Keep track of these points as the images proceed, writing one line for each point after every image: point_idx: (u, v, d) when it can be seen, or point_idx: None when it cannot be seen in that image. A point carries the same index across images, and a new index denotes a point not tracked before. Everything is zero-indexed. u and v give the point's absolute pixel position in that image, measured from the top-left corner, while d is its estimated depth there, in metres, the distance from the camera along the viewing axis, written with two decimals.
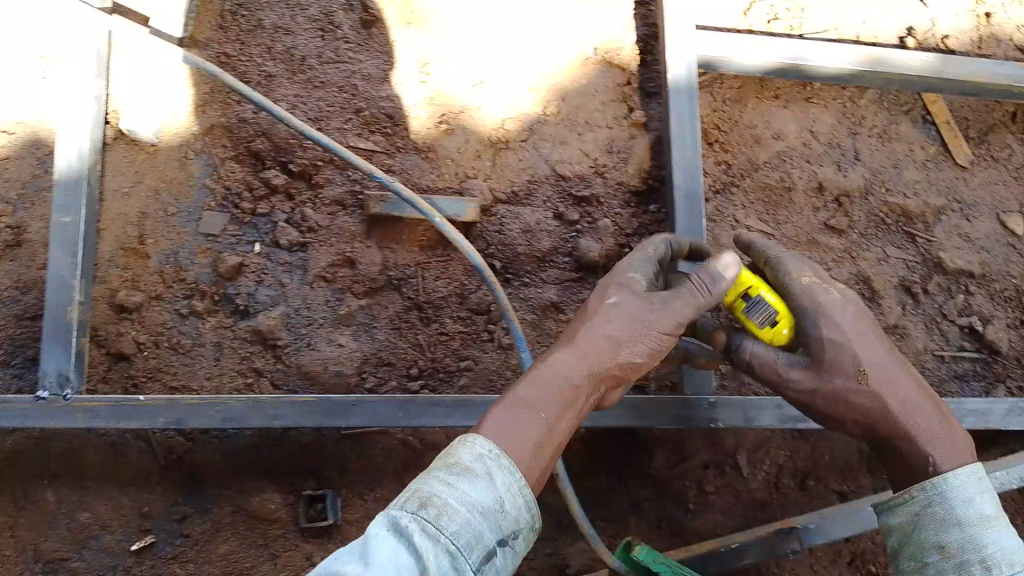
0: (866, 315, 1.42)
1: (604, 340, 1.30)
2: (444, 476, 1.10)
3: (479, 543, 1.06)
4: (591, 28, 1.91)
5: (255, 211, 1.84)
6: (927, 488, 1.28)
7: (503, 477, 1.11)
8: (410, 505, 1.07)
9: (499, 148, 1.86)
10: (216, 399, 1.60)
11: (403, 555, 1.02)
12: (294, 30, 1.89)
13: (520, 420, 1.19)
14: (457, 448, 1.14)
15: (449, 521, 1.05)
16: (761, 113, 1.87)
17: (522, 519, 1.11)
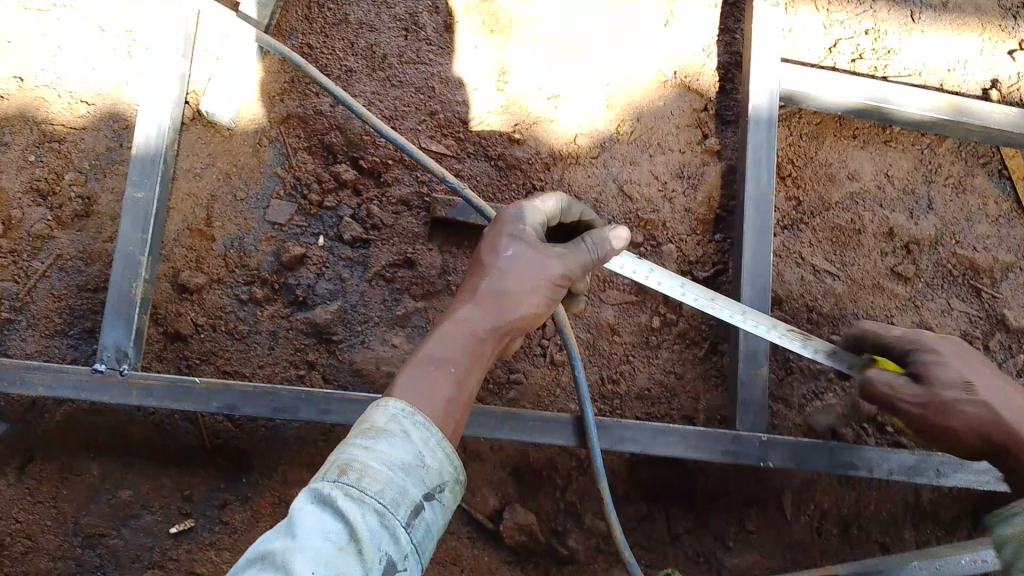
0: (965, 347, 1.46)
1: (510, 295, 1.26)
2: (361, 440, 1.04)
3: (405, 498, 1.01)
4: (672, 50, 1.90)
5: (322, 204, 1.85)
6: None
7: (420, 432, 1.07)
8: (331, 475, 1.01)
9: (568, 162, 1.86)
10: (270, 388, 1.61)
11: (329, 522, 0.96)
12: (378, 27, 1.92)
13: (434, 381, 1.14)
14: (371, 414, 1.08)
15: (371, 482, 0.99)
16: (838, 152, 1.84)
17: (445, 472, 1.07)
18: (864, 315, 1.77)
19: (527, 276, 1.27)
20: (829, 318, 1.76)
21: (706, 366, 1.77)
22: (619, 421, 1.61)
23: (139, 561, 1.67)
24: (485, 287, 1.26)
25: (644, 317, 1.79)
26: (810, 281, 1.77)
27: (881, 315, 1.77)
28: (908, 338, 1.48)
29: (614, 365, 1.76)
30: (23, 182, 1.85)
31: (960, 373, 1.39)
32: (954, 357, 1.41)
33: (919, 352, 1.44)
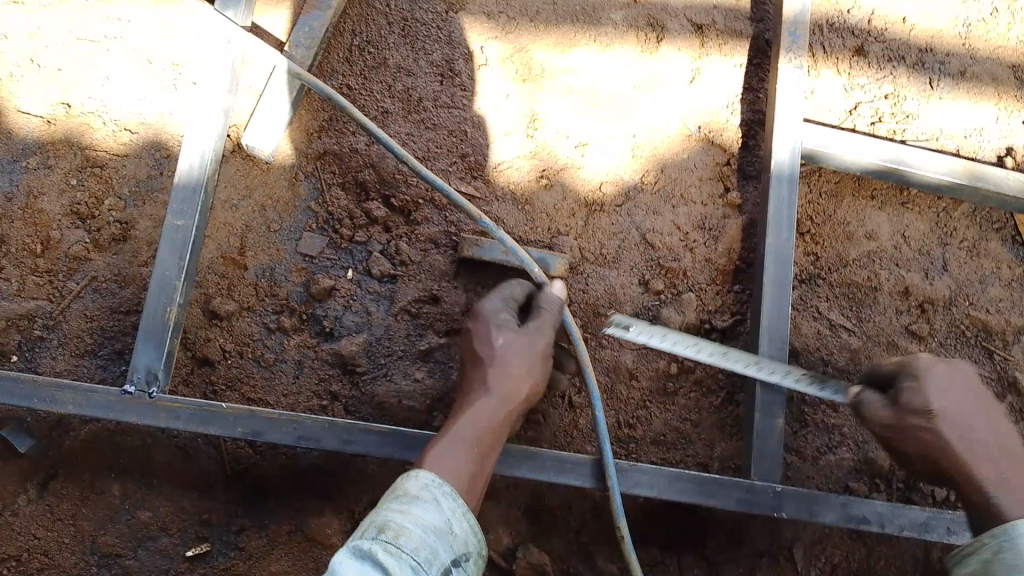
0: (966, 379, 1.44)
1: (508, 375, 1.53)
2: (398, 506, 1.25)
3: (435, 559, 1.19)
4: (698, 107, 1.97)
5: (352, 238, 1.90)
6: (999, 534, 1.23)
7: (448, 501, 1.29)
8: (370, 533, 1.20)
9: (593, 209, 1.91)
10: (295, 417, 1.65)
11: (371, 572, 1.14)
12: (415, 72, 2.00)
13: (455, 458, 1.39)
14: (404, 483, 1.31)
15: (408, 540, 1.19)
16: (856, 211, 1.90)
17: (469, 541, 1.27)
18: None
19: (521, 361, 1.54)
20: (844, 372, 1.79)
21: (723, 415, 1.79)
22: (637, 465, 1.63)
23: None
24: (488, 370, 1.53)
25: (662, 363, 1.81)
26: (827, 335, 1.81)
27: None
28: (904, 359, 1.49)
29: (631, 409, 1.78)
30: (63, 205, 1.90)
31: (932, 401, 1.38)
32: (944, 386, 1.41)
33: (911, 374, 1.45)
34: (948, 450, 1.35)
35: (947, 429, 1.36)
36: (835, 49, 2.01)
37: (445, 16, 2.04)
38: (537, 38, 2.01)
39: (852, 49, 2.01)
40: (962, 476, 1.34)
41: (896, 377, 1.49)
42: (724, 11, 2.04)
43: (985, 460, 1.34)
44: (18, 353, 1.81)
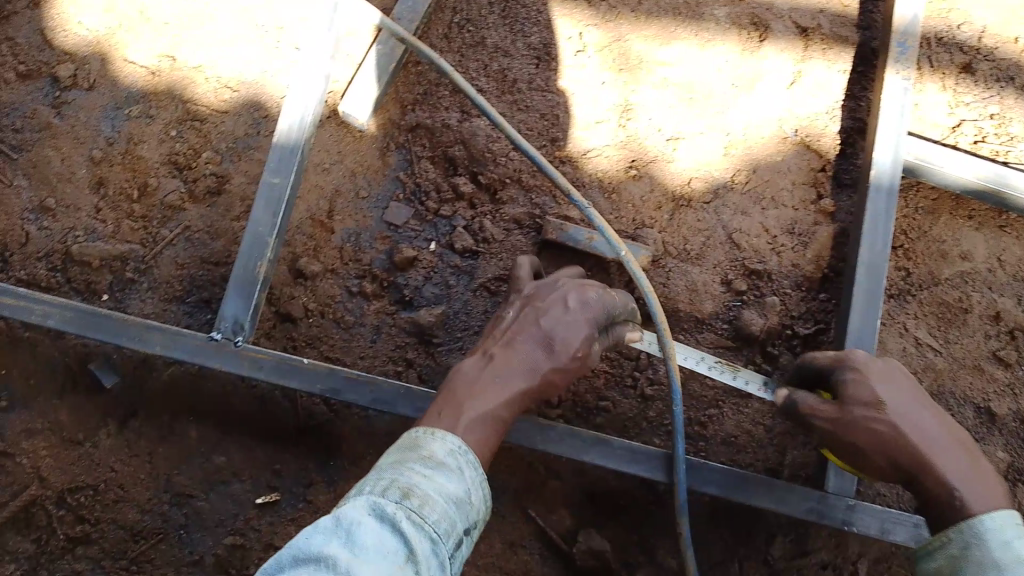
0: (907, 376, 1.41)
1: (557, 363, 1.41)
2: (421, 469, 1.16)
3: (452, 530, 1.12)
4: (794, 110, 1.94)
5: (438, 212, 1.92)
6: (965, 530, 1.22)
7: (471, 473, 1.20)
8: (392, 495, 1.11)
9: (680, 204, 1.90)
10: (372, 379, 1.67)
11: (388, 538, 1.05)
12: (511, 52, 2.02)
13: (482, 427, 1.29)
14: (427, 445, 1.21)
15: (432, 511, 1.10)
16: (952, 230, 1.85)
17: (482, 513, 1.20)
18: (960, 395, 1.75)
19: (579, 337, 1.43)
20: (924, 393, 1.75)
21: (796, 422, 1.76)
22: (709, 464, 1.63)
23: (222, 527, 1.74)
24: (528, 337, 1.42)
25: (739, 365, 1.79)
26: (912, 354, 1.77)
27: (978, 396, 1.75)
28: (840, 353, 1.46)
29: (703, 407, 1.78)
30: (161, 154, 1.96)
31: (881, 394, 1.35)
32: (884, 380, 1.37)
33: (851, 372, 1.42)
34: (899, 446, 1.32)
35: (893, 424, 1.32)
36: (942, 64, 1.97)
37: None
38: (637, 29, 2.01)
39: (959, 65, 1.97)
40: (922, 470, 1.30)
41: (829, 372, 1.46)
42: (830, 16, 2.02)
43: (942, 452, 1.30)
44: (109, 291, 1.86)
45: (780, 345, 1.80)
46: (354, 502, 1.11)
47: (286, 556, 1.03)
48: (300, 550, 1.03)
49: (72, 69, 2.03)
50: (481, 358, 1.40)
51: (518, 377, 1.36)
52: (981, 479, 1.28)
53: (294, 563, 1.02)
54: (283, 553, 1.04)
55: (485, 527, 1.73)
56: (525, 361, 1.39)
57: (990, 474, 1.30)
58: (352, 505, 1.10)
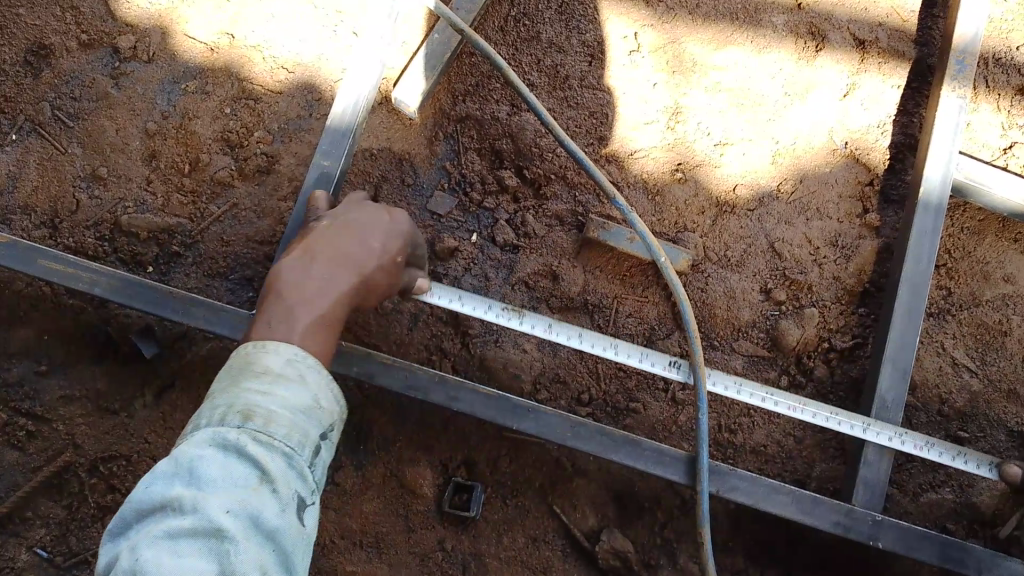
0: None
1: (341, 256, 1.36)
2: (259, 387, 1.10)
3: (306, 439, 1.10)
4: (844, 122, 1.94)
5: (481, 203, 1.93)
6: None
7: (313, 377, 1.17)
8: (232, 420, 1.06)
9: (723, 209, 1.90)
10: (409, 366, 1.69)
11: (236, 466, 1.01)
12: (565, 48, 2.02)
13: (318, 335, 1.24)
14: (259, 358, 1.15)
15: (278, 427, 1.07)
16: (997, 252, 1.84)
17: (336, 412, 1.19)
18: (995, 418, 1.73)
19: (371, 240, 1.39)
20: (960, 413, 1.74)
21: (827, 435, 1.77)
22: (735, 471, 1.63)
23: None
24: (354, 246, 1.37)
25: (773, 374, 1.80)
26: (948, 373, 1.76)
27: (1013, 421, 1.73)
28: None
29: (734, 415, 1.78)
30: (214, 130, 1.98)
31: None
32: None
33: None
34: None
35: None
36: (999, 84, 1.95)
37: None
38: (693, 32, 2.01)
39: (1016, 87, 1.95)
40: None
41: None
42: (888, 29, 2.01)
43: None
44: (155, 264, 1.89)
45: (815, 356, 1.81)
46: (190, 436, 1.05)
47: (128, 510, 0.98)
48: (141, 502, 0.97)
49: (133, 41, 2.05)
50: (303, 261, 1.32)
51: (341, 279, 1.31)
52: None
53: (142, 517, 0.97)
54: (123, 508, 0.98)
55: (509, 521, 1.73)
56: (327, 261, 1.33)
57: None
58: (189, 439, 1.04)
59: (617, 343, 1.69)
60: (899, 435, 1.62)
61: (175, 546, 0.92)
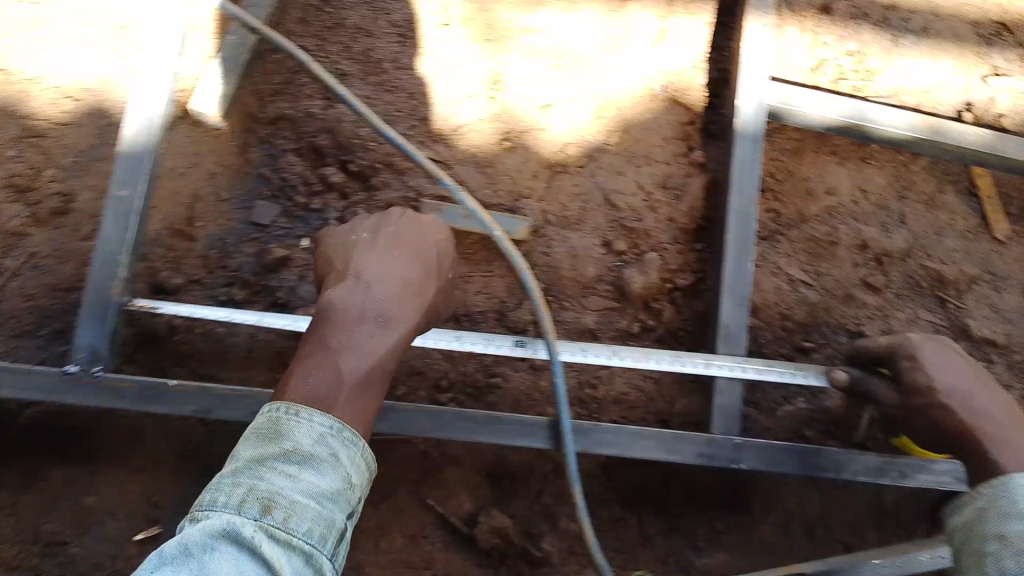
0: (944, 350, 1.50)
1: (383, 281, 1.26)
2: (284, 469, 1.03)
3: (331, 530, 1.03)
4: (661, 64, 1.93)
5: (308, 206, 1.84)
6: (994, 486, 1.27)
7: (346, 456, 1.09)
8: (250, 510, 0.99)
9: (556, 170, 1.89)
10: (251, 392, 1.61)
11: (249, 566, 0.95)
12: (374, 32, 1.89)
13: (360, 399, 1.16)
14: (286, 434, 1.07)
15: (299, 521, 1.00)
16: (817, 167, 1.91)
17: (360, 494, 1.10)
18: (835, 324, 1.84)
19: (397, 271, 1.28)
20: (802, 325, 1.84)
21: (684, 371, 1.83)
22: (598, 425, 1.65)
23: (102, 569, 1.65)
24: (352, 291, 1.24)
25: (624, 323, 1.84)
26: (786, 291, 1.85)
27: (852, 323, 1.84)
28: (894, 338, 1.58)
29: (593, 370, 1.82)
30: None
31: (934, 379, 1.44)
32: (939, 363, 1.46)
33: (905, 355, 1.52)
34: (951, 417, 1.39)
35: (952, 405, 1.40)
36: (801, 6, 1.99)
37: None
38: None
39: (817, 7, 2.00)
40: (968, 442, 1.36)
41: (887, 358, 1.58)
42: None
43: (988, 421, 1.36)
44: None
45: (662, 299, 1.85)
46: (207, 516, 0.99)
47: None
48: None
49: None
50: (360, 282, 1.25)
51: (407, 314, 1.25)
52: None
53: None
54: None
55: (382, 523, 1.71)
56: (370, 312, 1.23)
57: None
58: (206, 518, 0.99)
59: (460, 335, 1.68)
60: (740, 364, 1.68)
61: None
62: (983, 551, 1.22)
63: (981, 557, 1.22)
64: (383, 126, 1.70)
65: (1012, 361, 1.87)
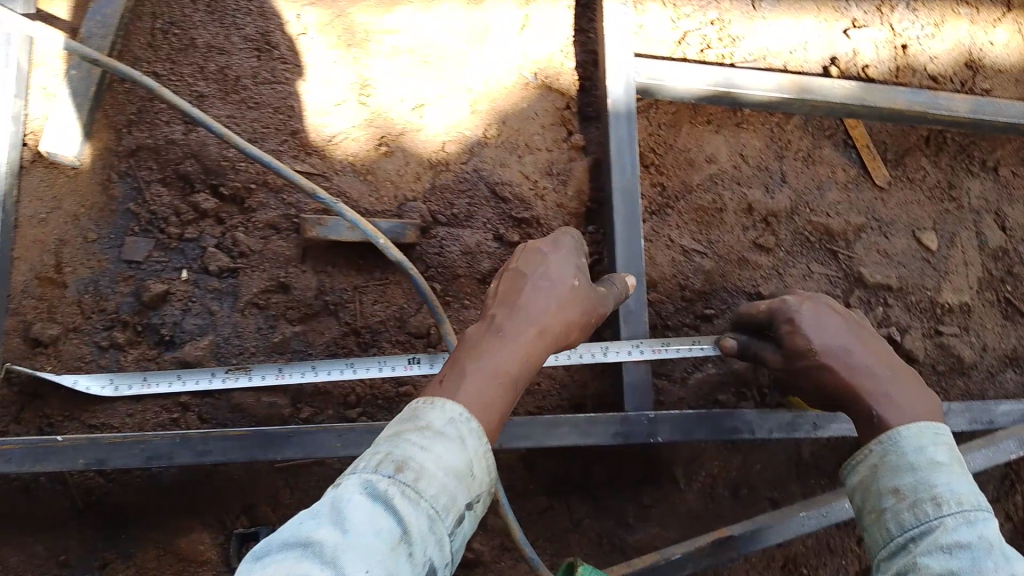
0: (822, 308, 1.49)
1: (539, 300, 1.31)
2: (420, 439, 1.04)
3: (454, 506, 1.02)
4: (529, 52, 1.93)
5: (182, 236, 1.76)
6: (883, 441, 1.23)
7: (473, 441, 1.08)
8: (384, 470, 1.00)
9: (438, 169, 1.85)
10: (141, 436, 1.55)
11: (383, 519, 0.96)
12: (228, 49, 1.82)
13: (489, 390, 1.17)
14: (424, 413, 1.10)
15: (429, 485, 1.00)
16: (694, 138, 1.93)
17: (485, 483, 1.08)
18: (733, 288, 1.86)
19: (570, 273, 1.39)
20: (701, 293, 1.85)
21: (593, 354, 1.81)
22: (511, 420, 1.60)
23: None
24: (541, 302, 1.31)
25: None
26: (681, 262, 1.86)
27: (748, 286, 1.86)
28: (774, 302, 1.57)
29: None
30: None
31: (813, 338, 1.43)
32: (816, 322, 1.46)
33: (784, 318, 1.52)
34: (834, 375, 1.39)
35: (832, 363, 1.40)
36: None
37: None
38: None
39: None
40: (854, 397, 1.36)
41: (769, 322, 1.57)
42: None
43: (866, 374, 1.36)
44: None
45: None
46: (347, 476, 1.01)
47: (273, 542, 0.95)
48: (287, 536, 0.95)
49: None
50: (509, 300, 1.31)
51: (519, 331, 1.25)
52: (909, 397, 1.30)
53: (280, 549, 0.93)
54: (269, 539, 0.95)
55: None
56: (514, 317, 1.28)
57: (922, 389, 1.32)
58: (342, 478, 1.00)
59: (353, 361, 1.67)
60: (637, 346, 1.68)
61: None
62: (881, 509, 1.15)
63: (881, 515, 1.15)
64: (250, 146, 1.58)
65: (908, 303, 1.90)
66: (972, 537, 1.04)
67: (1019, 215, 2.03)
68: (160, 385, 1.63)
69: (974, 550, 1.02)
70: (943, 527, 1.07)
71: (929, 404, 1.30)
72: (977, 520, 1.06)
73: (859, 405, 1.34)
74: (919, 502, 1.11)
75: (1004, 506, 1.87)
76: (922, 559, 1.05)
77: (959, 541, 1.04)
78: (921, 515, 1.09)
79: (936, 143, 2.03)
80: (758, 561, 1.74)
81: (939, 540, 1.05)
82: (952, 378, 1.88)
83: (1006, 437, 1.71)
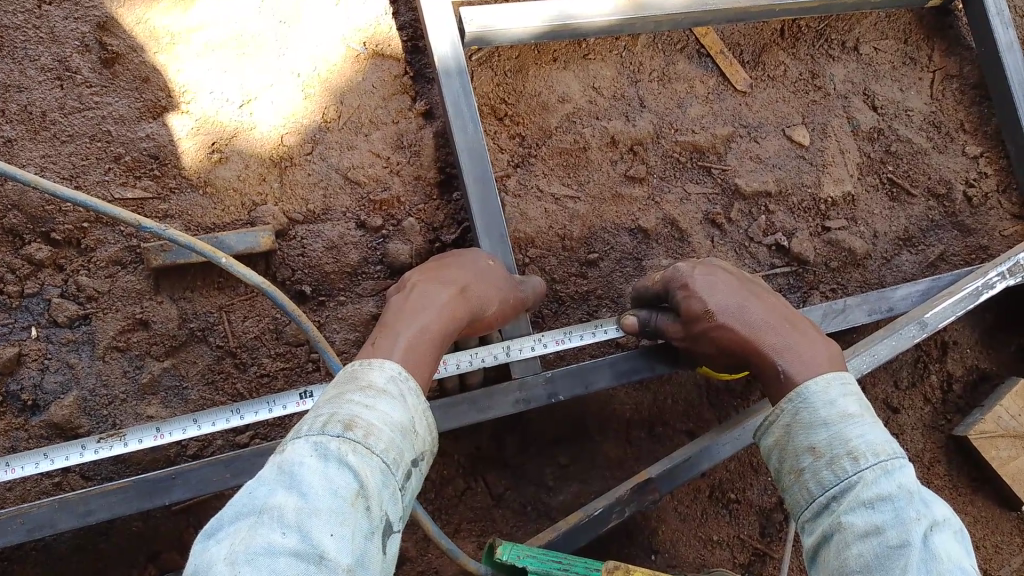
0: (714, 270, 1.47)
1: (460, 276, 1.42)
2: (363, 399, 1.05)
3: (402, 460, 1.04)
4: (354, 23, 1.82)
5: (23, 292, 1.65)
6: (793, 398, 1.18)
7: (412, 399, 1.11)
8: (333, 429, 1.00)
9: (283, 165, 1.75)
10: (18, 510, 1.40)
11: (337, 475, 0.95)
12: (27, 84, 1.67)
13: (418, 347, 1.22)
14: (365, 374, 1.10)
15: (378, 440, 1.01)
16: (543, 79, 1.84)
17: (425, 440, 1.11)
18: (612, 227, 1.80)
19: (480, 258, 1.52)
20: (583, 239, 1.79)
21: None
22: None
23: None
24: (461, 276, 1.43)
25: None
26: (554, 211, 1.78)
27: (628, 221, 1.81)
28: (666, 273, 1.53)
29: None
30: None
31: (709, 302, 1.38)
32: (707, 284, 1.42)
33: (678, 286, 1.47)
34: (733, 334, 1.34)
35: (730, 322, 1.34)
36: None
37: (39, 11, 1.70)
38: (150, 2, 1.74)
39: None
40: (756, 352, 1.31)
41: (665, 293, 1.53)
42: None
43: (766, 329, 1.31)
44: None
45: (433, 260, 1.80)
46: (292, 442, 1.00)
47: (225, 516, 0.93)
48: (241, 506, 0.94)
49: None
50: (434, 278, 1.41)
51: (440, 296, 1.34)
52: (807, 343, 1.28)
53: (234, 520, 0.92)
54: (221, 511, 0.94)
55: None
56: (430, 283, 1.39)
57: (819, 339, 1.30)
58: (289, 445, 0.99)
59: (240, 406, 1.52)
60: (539, 340, 1.58)
61: (276, 562, 0.86)
62: (801, 468, 1.12)
63: (801, 474, 1.12)
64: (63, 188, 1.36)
65: (791, 205, 1.87)
66: (892, 488, 1.02)
67: (888, 91, 1.98)
68: (26, 468, 1.43)
69: (895, 501, 1.01)
70: (864, 482, 1.05)
71: (826, 352, 1.27)
72: (895, 468, 1.05)
73: (764, 364, 1.29)
74: (837, 459, 1.08)
75: (921, 390, 1.83)
76: (848, 518, 1.02)
77: (881, 494, 1.02)
78: (841, 472, 1.07)
79: (792, 33, 1.97)
80: (684, 497, 1.70)
81: (862, 497, 1.03)
82: (847, 272, 1.85)
83: (907, 322, 1.61)
